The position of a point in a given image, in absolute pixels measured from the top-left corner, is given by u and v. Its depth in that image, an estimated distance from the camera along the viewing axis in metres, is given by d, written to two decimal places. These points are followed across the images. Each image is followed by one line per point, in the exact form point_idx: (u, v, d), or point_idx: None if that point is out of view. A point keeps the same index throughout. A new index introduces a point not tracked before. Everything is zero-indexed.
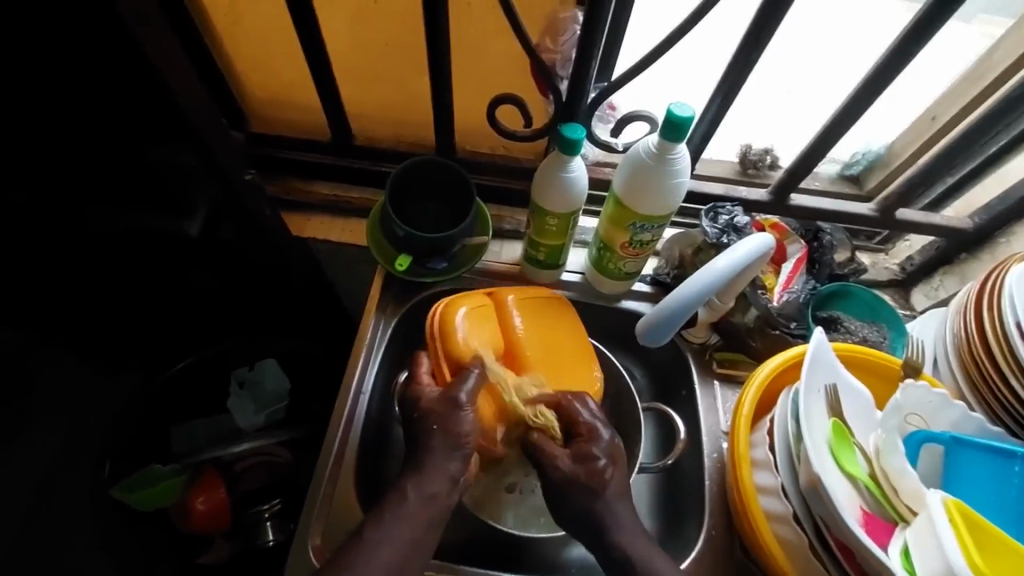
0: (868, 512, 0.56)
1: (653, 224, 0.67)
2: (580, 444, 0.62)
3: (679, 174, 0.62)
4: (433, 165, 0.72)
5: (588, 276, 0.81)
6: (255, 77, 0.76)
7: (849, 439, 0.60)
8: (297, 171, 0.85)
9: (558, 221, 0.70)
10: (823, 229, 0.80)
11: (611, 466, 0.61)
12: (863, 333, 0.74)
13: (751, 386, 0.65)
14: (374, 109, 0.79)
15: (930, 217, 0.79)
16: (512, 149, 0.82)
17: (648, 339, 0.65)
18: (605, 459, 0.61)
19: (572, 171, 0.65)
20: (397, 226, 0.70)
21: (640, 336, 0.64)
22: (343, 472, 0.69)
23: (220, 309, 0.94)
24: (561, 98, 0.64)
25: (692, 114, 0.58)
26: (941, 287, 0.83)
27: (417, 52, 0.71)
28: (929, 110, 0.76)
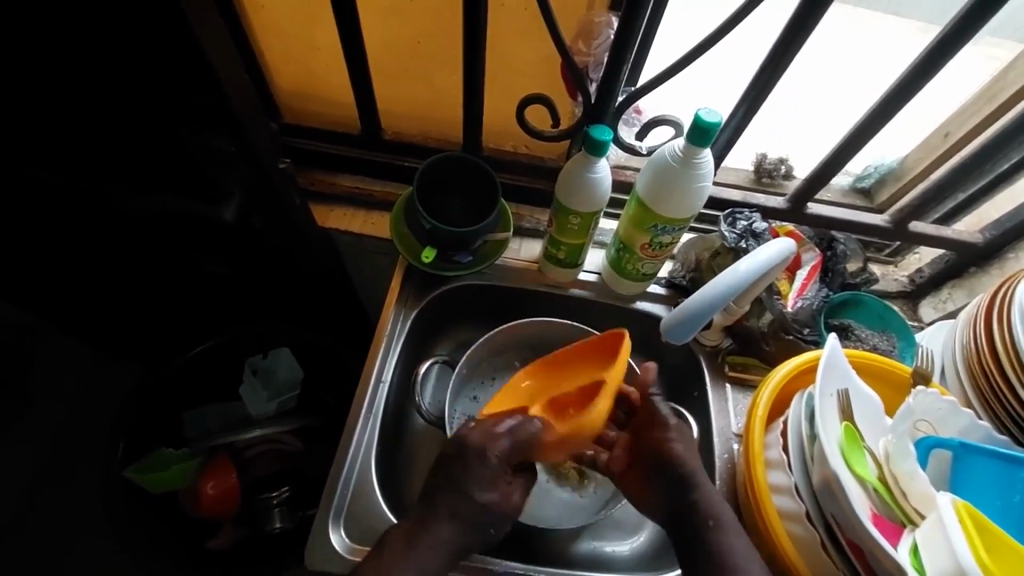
0: (876, 514, 0.58)
1: (673, 226, 0.69)
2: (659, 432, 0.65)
3: (702, 179, 0.64)
4: (461, 161, 0.74)
5: (605, 276, 0.83)
6: (287, 66, 0.77)
7: (860, 442, 0.62)
8: (325, 163, 0.88)
9: (582, 220, 0.72)
10: (837, 238, 0.82)
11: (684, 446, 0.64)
12: (873, 342, 0.77)
13: (766, 387, 0.66)
14: (404, 105, 0.81)
15: (941, 231, 0.81)
16: (536, 149, 0.84)
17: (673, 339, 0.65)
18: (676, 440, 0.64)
19: (598, 172, 0.68)
20: (424, 219, 0.71)
21: (665, 332, 0.62)
22: (365, 458, 0.70)
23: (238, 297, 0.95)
24: (590, 100, 0.65)
25: (720, 120, 0.60)
26: (949, 300, 0.84)
27: (451, 51, 0.72)
28: (943, 125, 0.78)
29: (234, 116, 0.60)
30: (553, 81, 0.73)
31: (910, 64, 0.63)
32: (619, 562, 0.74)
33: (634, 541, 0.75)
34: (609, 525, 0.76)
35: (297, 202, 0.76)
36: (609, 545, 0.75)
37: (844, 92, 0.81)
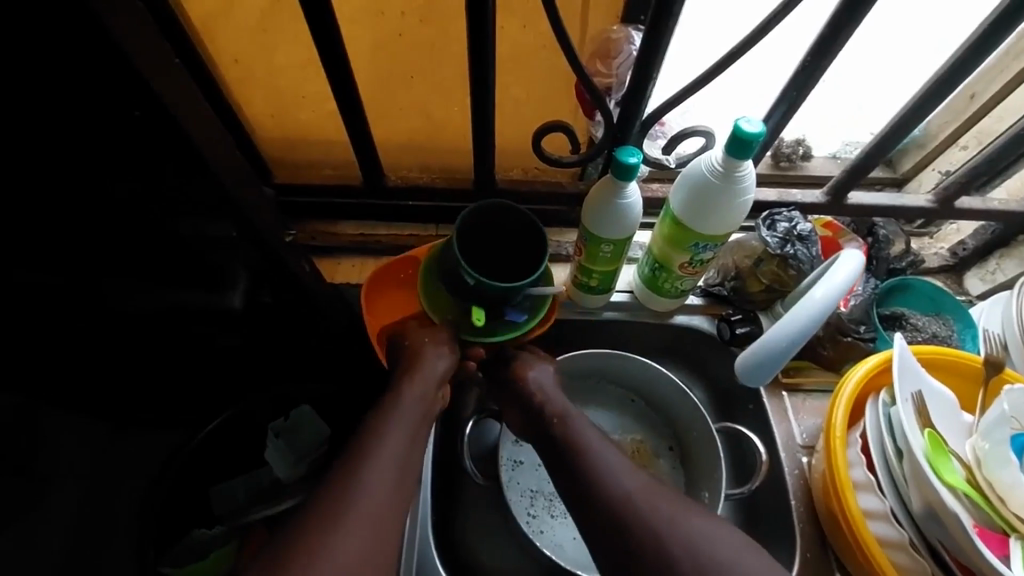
0: (978, 525, 0.55)
1: (714, 243, 0.64)
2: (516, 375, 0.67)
3: (746, 191, 0.59)
4: (503, 211, 0.65)
5: (638, 294, 0.78)
6: (276, 118, 0.71)
7: (945, 447, 0.58)
8: (324, 214, 0.81)
9: (614, 246, 0.67)
10: (877, 223, 0.78)
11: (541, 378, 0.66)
12: (932, 329, 0.73)
13: (838, 404, 0.60)
14: (403, 143, 0.75)
15: (988, 203, 0.75)
16: (547, 171, 0.78)
17: (749, 379, 0.61)
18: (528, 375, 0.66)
19: (628, 198, 0.62)
20: (466, 274, 0.62)
21: (742, 378, 0.61)
22: (420, 533, 0.64)
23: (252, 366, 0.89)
24: (613, 121, 0.60)
25: (763, 128, 0.54)
26: (999, 271, 0.80)
27: (453, 81, 0.67)
28: (967, 87, 0.78)
29: (232, 205, 0.53)
30: (566, 103, 0.68)
31: (959, 48, 0.58)
32: None
33: None
34: None
35: (308, 270, 0.69)
36: None
37: (868, 64, 0.79)
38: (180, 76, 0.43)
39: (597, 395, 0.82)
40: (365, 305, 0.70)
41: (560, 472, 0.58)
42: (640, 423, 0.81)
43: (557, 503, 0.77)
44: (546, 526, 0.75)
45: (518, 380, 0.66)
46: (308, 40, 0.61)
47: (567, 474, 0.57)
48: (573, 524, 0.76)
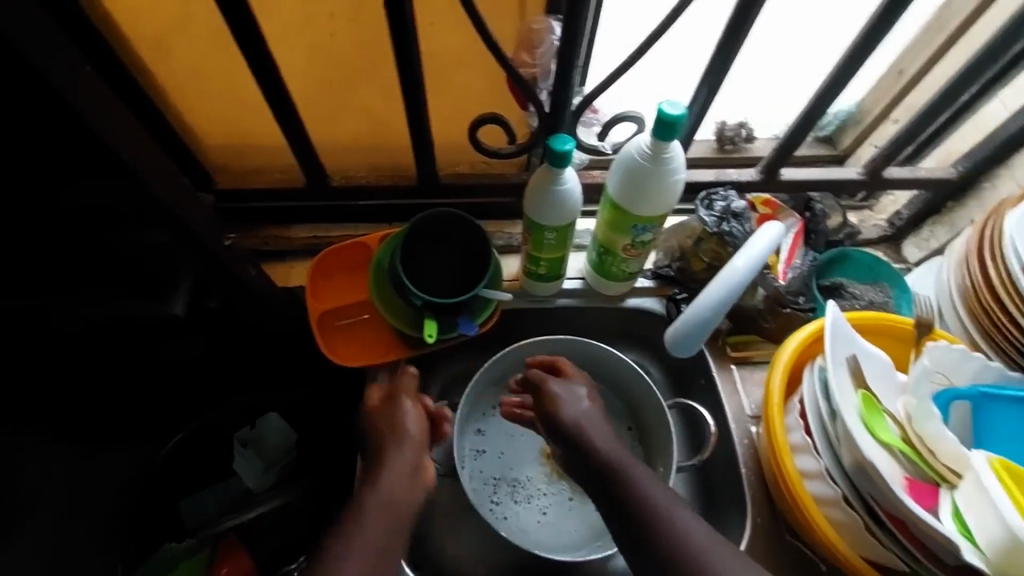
0: (910, 478, 0.57)
1: (652, 224, 0.66)
2: (548, 398, 0.66)
3: (675, 172, 0.61)
4: (444, 218, 0.64)
5: (590, 281, 0.80)
6: (215, 123, 0.71)
7: (878, 407, 0.61)
8: (273, 219, 0.80)
9: (556, 233, 0.69)
10: (813, 198, 0.80)
11: (589, 402, 0.66)
12: (869, 297, 0.76)
13: (776, 373, 0.63)
14: (344, 145, 0.75)
15: (916, 172, 0.78)
16: (494, 165, 0.78)
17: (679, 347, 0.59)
18: (558, 392, 0.66)
19: (565, 184, 0.64)
20: (413, 294, 0.63)
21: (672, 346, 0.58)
22: None
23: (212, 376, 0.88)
24: (544, 111, 0.61)
25: (684, 110, 0.56)
26: (932, 237, 0.83)
27: (386, 79, 0.67)
28: (895, 64, 0.81)
29: (164, 214, 0.54)
30: (501, 95, 0.68)
31: (867, 21, 0.60)
32: None
33: None
34: None
35: (254, 273, 0.70)
36: None
37: (798, 45, 0.82)
38: (89, 83, 0.43)
39: None
40: (309, 292, 0.72)
41: (600, 489, 0.58)
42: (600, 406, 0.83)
43: (520, 490, 0.78)
44: (509, 514, 0.77)
45: (545, 397, 0.66)
46: (234, 43, 0.61)
47: (606, 489, 0.57)
48: (535, 509, 0.77)
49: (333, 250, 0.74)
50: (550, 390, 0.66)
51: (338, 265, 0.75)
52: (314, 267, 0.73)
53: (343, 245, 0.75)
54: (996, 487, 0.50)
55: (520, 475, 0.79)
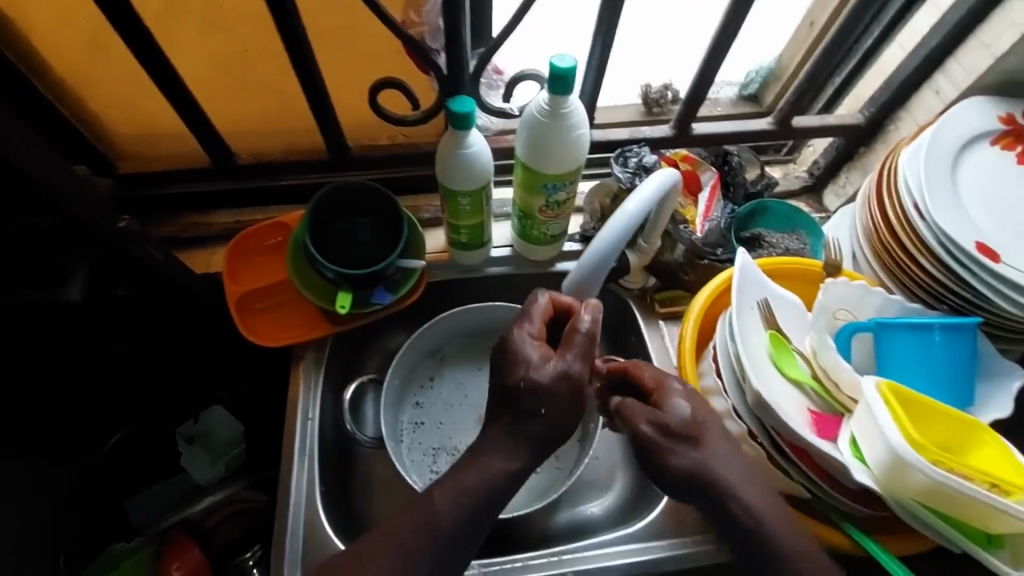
0: (816, 411, 0.59)
1: (564, 182, 0.66)
2: (658, 417, 0.55)
3: (577, 128, 0.61)
4: (350, 191, 0.65)
5: (517, 247, 0.80)
6: (110, 108, 0.68)
7: (788, 346, 0.63)
8: (190, 205, 0.78)
9: (471, 199, 0.69)
10: (730, 152, 0.81)
11: (698, 406, 0.56)
12: (784, 244, 0.77)
13: (689, 322, 0.65)
14: (250, 125, 0.73)
15: (824, 120, 0.80)
16: (411, 135, 0.77)
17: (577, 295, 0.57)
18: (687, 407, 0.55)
19: (471, 147, 0.64)
20: (324, 268, 0.63)
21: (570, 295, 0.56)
22: (306, 501, 0.65)
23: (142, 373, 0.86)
24: (442, 73, 0.60)
25: (575, 63, 0.56)
26: (848, 184, 0.85)
27: (277, 51, 0.65)
28: (806, 15, 0.82)
29: (42, 190, 0.52)
30: (399, 61, 0.66)
31: None
32: (594, 522, 0.76)
33: (606, 498, 0.78)
34: (583, 488, 0.78)
35: (161, 258, 0.66)
36: (589, 508, 0.77)
37: None
38: None
39: (493, 349, 0.84)
40: (225, 273, 0.70)
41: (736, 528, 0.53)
42: None
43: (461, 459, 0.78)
44: None
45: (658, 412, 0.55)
46: (103, 18, 0.58)
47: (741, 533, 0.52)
48: None
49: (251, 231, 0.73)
50: (671, 399, 0.55)
51: (258, 246, 0.74)
52: (231, 247, 0.72)
53: (259, 225, 0.74)
54: (880, 411, 0.50)
55: (460, 443, 0.79)
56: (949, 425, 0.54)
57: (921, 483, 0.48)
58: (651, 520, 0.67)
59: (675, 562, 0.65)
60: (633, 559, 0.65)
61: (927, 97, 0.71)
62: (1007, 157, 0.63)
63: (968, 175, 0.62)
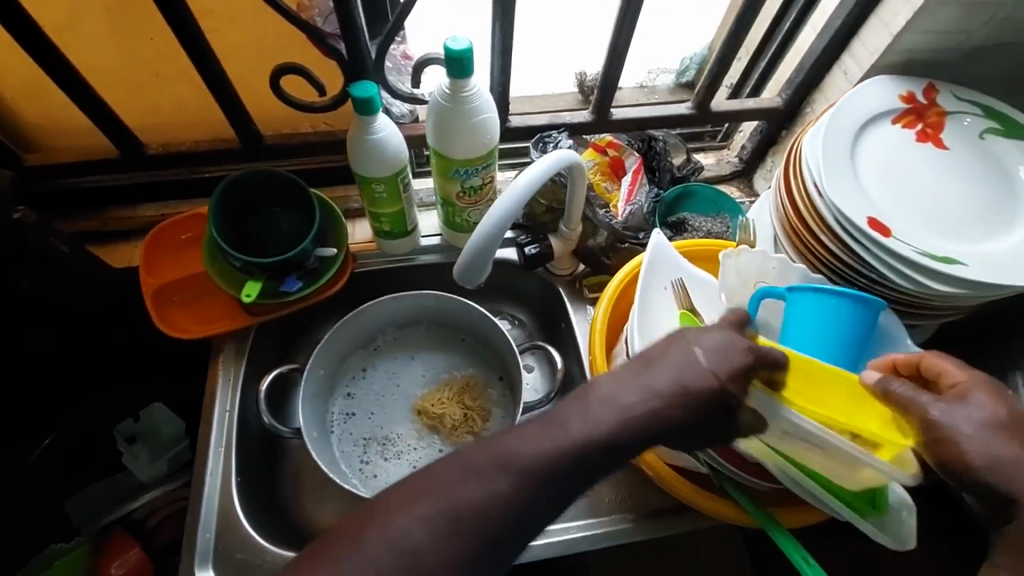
0: None
1: (475, 167, 0.66)
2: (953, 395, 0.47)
3: (480, 111, 0.61)
4: (260, 178, 0.65)
5: (445, 236, 0.80)
6: (17, 101, 0.67)
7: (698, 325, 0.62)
8: (111, 199, 0.77)
9: (386, 185, 0.68)
10: (654, 137, 0.82)
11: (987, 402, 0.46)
12: (707, 227, 0.78)
13: (602, 303, 0.66)
14: (166, 116, 0.72)
15: (746, 103, 0.81)
16: (334, 123, 0.76)
17: (465, 278, 0.56)
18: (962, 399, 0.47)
19: (378, 133, 0.63)
20: (230, 256, 0.62)
21: (458, 278, 0.56)
22: (219, 492, 0.65)
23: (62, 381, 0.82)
24: (342, 57, 0.60)
25: (469, 45, 0.56)
26: (774, 167, 0.86)
27: (172, 42, 0.64)
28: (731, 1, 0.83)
29: None
30: (294, 44, 0.65)
31: None
32: None
33: None
34: None
35: (68, 251, 0.68)
36: None
37: None
38: None
39: (425, 337, 0.84)
40: (142, 265, 0.70)
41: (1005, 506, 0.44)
42: (472, 359, 0.84)
43: (391, 446, 0.78)
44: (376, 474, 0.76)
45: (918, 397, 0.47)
46: None
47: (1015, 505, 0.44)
48: (405, 464, 0.77)
49: (169, 223, 0.72)
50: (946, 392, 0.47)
51: (178, 239, 0.73)
52: (149, 238, 0.71)
53: (177, 219, 0.73)
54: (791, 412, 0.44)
55: (389, 432, 0.78)
56: (844, 391, 0.47)
57: (800, 446, 0.47)
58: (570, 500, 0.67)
59: (593, 542, 0.65)
60: (553, 539, 0.65)
61: (837, 77, 0.73)
62: (907, 134, 0.65)
63: (865, 154, 0.63)
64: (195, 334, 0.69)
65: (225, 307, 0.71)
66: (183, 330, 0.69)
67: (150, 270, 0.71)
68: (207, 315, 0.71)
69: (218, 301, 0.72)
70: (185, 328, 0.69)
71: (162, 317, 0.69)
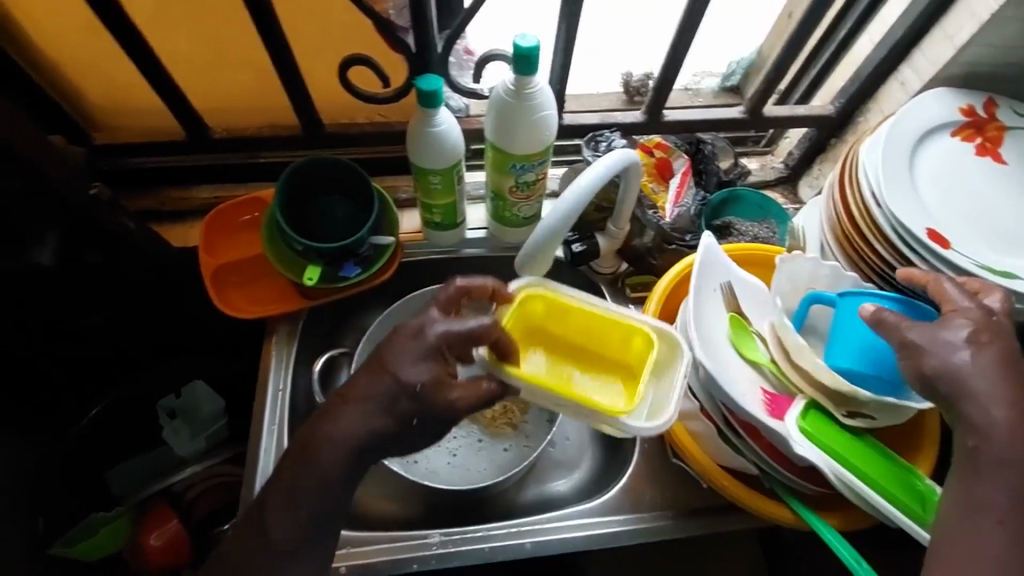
0: (771, 393, 0.59)
1: (532, 163, 0.67)
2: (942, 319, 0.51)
3: (542, 107, 0.62)
4: (321, 164, 0.67)
5: (491, 229, 0.81)
6: (89, 83, 0.70)
7: (747, 328, 0.63)
8: (171, 180, 0.79)
9: (442, 177, 0.69)
10: (703, 139, 0.82)
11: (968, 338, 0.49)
12: (753, 232, 0.78)
13: (652, 301, 0.67)
14: (230, 101, 0.74)
15: (797, 110, 0.81)
16: (387, 114, 0.77)
17: (527, 269, 0.60)
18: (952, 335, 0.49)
19: (439, 125, 0.64)
20: (294, 240, 0.64)
21: (518, 267, 0.60)
22: (272, 469, 0.66)
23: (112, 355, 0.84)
24: (409, 50, 0.62)
25: (537, 42, 0.57)
26: (821, 175, 0.86)
27: (246, 26, 0.65)
28: (784, 8, 0.82)
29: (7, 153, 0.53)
30: (364, 35, 0.66)
31: None
32: (560, 498, 0.78)
33: (574, 476, 0.79)
34: (548, 468, 0.80)
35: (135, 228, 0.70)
36: (555, 485, 0.79)
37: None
38: None
39: None
40: (202, 245, 0.72)
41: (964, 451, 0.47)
42: None
43: None
44: (418, 459, 0.77)
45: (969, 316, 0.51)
46: None
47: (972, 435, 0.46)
48: (445, 452, 0.79)
49: (228, 205, 0.74)
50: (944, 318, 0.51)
51: (237, 221, 0.75)
52: (209, 219, 0.73)
53: (236, 201, 0.75)
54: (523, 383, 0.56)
55: None
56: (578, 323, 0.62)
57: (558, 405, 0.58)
58: (611, 495, 0.68)
59: (631, 537, 0.66)
60: (593, 532, 0.66)
61: (894, 88, 0.73)
62: (967, 147, 0.65)
63: (923, 166, 0.63)
64: (250, 314, 0.71)
65: (280, 289, 0.73)
66: (240, 308, 0.71)
67: (208, 249, 0.73)
68: (262, 296, 0.73)
69: (274, 284, 0.74)
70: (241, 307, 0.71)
71: (220, 296, 0.71)
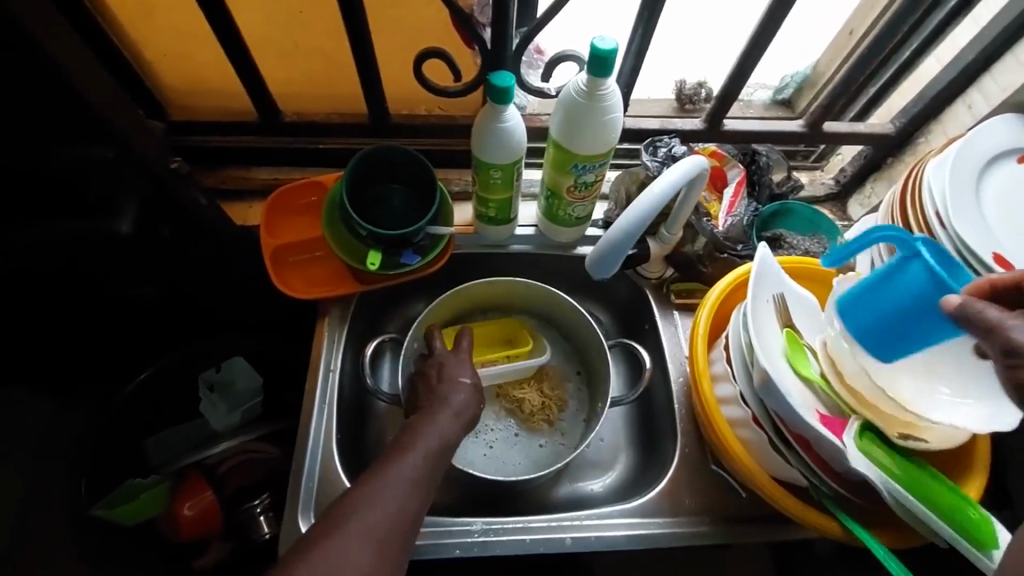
0: (824, 413, 0.58)
1: (594, 163, 0.68)
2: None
3: (611, 110, 0.63)
4: (387, 153, 0.68)
5: (542, 227, 0.82)
6: (167, 63, 0.71)
7: (801, 344, 0.63)
8: (235, 159, 0.81)
9: (503, 172, 0.70)
10: (758, 151, 0.83)
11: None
12: (804, 246, 0.79)
13: (704, 309, 0.67)
14: (300, 86, 0.76)
15: (855, 127, 0.81)
16: (448, 108, 0.79)
17: (599, 271, 0.62)
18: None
19: (507, 121, 0.66)
20: (358, 225, 0.66)
21: (593, 271, 0.62)
22: (322, 446, 0.68)
23: (162, 325, 0.86)
24: (485, 47, 0.63)
25: (615, 45, 0.58)
26: (873, 194, 0.86)
27: (332, 17, 0.67)
28: (847, 24, 0.82)
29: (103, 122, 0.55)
30: (441, 30, 0.68)
31: None
32: (593, 498, 0.78)
33: (609, 476, 0.80)
34: (583, 467, 0.80)
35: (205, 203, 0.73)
36: (589, 484, 0.79)
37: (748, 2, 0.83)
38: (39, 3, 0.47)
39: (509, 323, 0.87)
40: (263, 223, 0.74)
41: None
42: (555, 350, 0.86)
43: None
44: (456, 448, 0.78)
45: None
46: None
47: None
48: (482, 443, 0.79)
49: (289, 187, 0.76)
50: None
51: (297, 202, 0.77)
52: (271, 200, 0.75)
53: (297, 184, 0.76)
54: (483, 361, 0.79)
55: None
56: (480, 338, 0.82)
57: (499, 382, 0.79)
58: (650, 497, 0.69)
59: (669, 540, 0.67)
60: (634, 531, 0.67)
61: (959, 111, 0.73)
62: None
63: (991, 189, 0.63)
64: (307, 295, 0.72)
65: (335, 272, 0.75)
66: (297, 288, 0.73)
67: (268, 229, 0.75)
68: (318, 278, 0.74)
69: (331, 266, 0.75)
70: (299, 288, 0.73)
71: (279, 275, 0.73)
